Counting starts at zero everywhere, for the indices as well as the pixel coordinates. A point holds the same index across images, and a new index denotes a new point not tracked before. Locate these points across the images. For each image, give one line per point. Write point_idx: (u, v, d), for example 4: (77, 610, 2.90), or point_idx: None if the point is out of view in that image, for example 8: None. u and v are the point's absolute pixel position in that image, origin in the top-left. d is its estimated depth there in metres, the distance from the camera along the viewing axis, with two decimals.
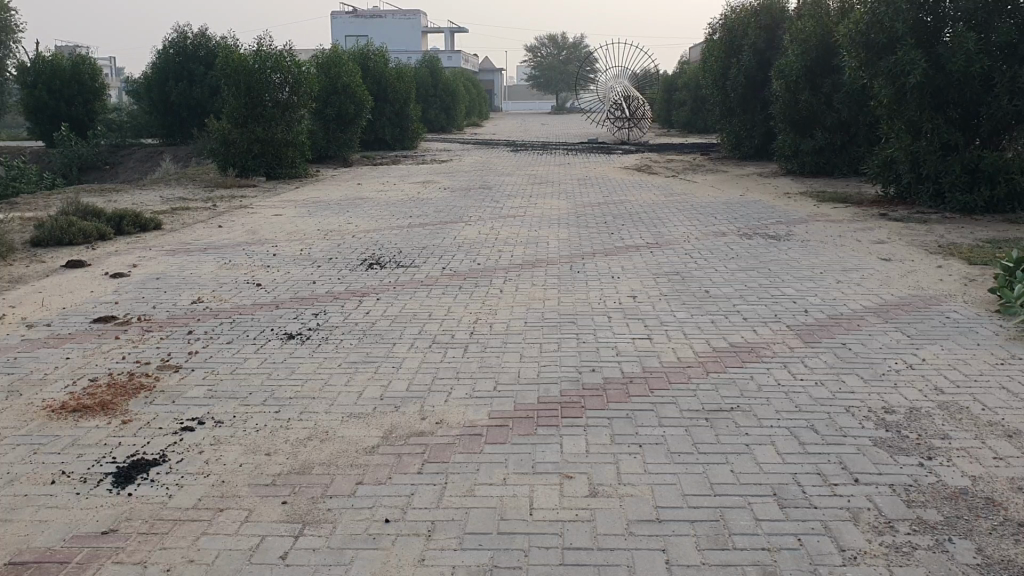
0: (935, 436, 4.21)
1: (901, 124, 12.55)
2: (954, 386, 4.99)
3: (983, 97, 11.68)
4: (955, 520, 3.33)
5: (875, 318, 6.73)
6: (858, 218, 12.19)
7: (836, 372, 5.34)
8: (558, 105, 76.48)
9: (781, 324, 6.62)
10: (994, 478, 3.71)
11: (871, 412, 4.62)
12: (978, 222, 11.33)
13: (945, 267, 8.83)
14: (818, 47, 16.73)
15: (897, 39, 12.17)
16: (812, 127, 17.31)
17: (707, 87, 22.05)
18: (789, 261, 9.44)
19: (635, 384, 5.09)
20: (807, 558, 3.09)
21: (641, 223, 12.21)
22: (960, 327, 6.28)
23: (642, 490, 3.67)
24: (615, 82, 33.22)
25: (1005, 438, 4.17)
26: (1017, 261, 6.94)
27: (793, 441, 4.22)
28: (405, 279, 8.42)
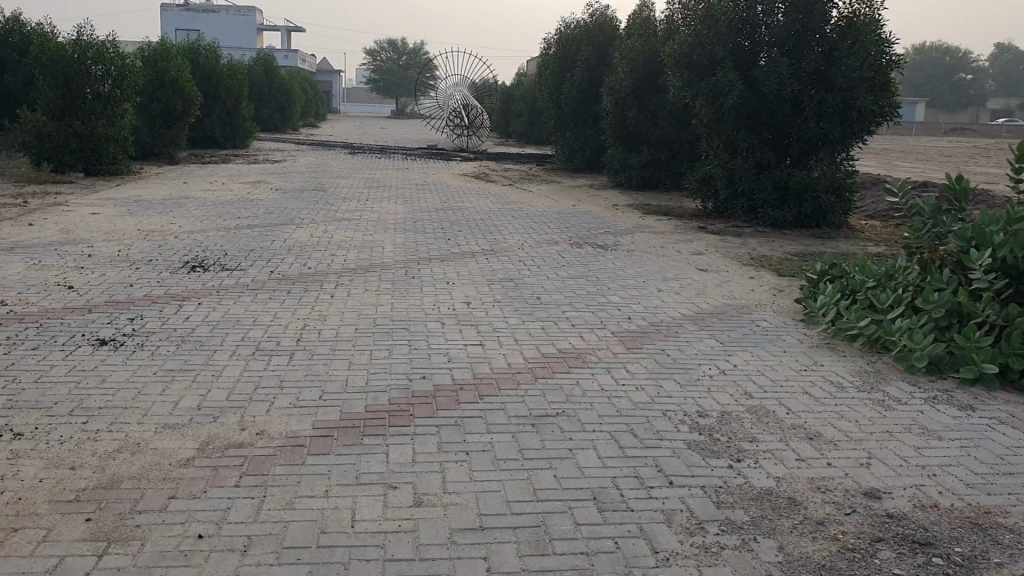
0: (744, 439, 4.44)
1: (719, 142, 13.21)
2: (763, 390, 5.27)
3: (794, 119, 12.43)
4: (760, 519, 3.52)
5: (691, 325, 7.04)
6: (680, 230, 12.75)
7: (655, 378, 5.54)
8: (399, 111, 76.14)
9: (605, 331, 6.82)
10: (796, 478, 3.94)
11: (686, 416, 4.81)
12: (788, 236, 12.07)
13: (757, 277, 9.37)
14: (646, 66, 17.37)
15: (717, 61, 12.78)
16: (639, 141, 17.99)
17: (543, 98, 22.44)
18: (615, 270, 9.75)
19: (465, 391, 5.10)
20: (622, 560, 3.18)
21: (476, 230, 12.32)
22: (768, 335, 6.65)
23: (467, 497, 3.68)
24: (455, 91, 32.93)
25: (807, 440, 4.43)
26: (820, 274, 7.42)
27: (614, 445, 4.35)
28: (230, 283, 8.13)
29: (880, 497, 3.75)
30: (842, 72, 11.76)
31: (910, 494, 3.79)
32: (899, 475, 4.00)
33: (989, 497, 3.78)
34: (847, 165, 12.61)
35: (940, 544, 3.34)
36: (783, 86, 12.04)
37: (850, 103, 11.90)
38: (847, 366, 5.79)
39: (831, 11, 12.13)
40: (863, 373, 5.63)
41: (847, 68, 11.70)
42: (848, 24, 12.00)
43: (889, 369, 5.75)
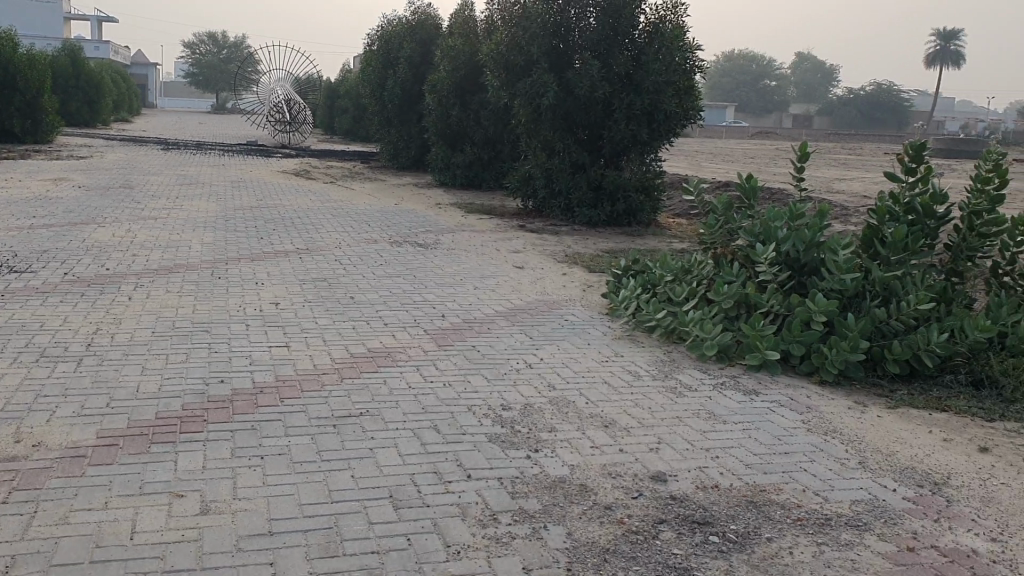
0: (543, 430, 4.53)
1: (536, 141, 13.46)
2: (565, 382, 5.41)
3: (606, 120, 12.83)
4: (552, 507, 3.60)
5: (503, 321, 7.14)
6: (499, 228, 12.91)
7: (462, 373, 5.57)
8: (219, 106, 73.39)
9: (417, 329, 6.80)
10: (589, 466, 4.06)
11: (489, 409, 4.87)
12: (602, 234, 12.46)
13: (569, 274, 9.61)
14: (466, 65, 17.48)
15: (533, 62, 13.00)
16: (461, 141, 18.10)
17: (366, 96, 22.20)
18: (432, 268, 9.75)
19: (265, 394, 4.96)
20: (413, 556, 3.17)
21: (292, 228, 12.04)
22: (576, 329, 6.84)
23: (258, 503, 3.57)
24: (277, 86, 32.01)
25: (603, 428, 4.58)
26: (625, 269, 7.69)
27: (415, 441, 4.34)
28: (17, 286, 7.57)
29: (666, 480, 3.92)
30: (650, 75, 12.24)
31: (694, 476, 3.98)
32: (685, 458, 4.20)
33: (764, 475, 4.02)
34: (655, 166, 13.17)
35: (716, 522, 3.52)
36: (594, 88, 12.40)
37: (657, 105, 12.42)
38: (647, 357, 6.02)
39: (639, 16, 12.61)
40: (659, 363, 5.87)
41: (653, 72, 12.21)
42: (655, 29, 12.53)
43: (684, 358, 6.03)
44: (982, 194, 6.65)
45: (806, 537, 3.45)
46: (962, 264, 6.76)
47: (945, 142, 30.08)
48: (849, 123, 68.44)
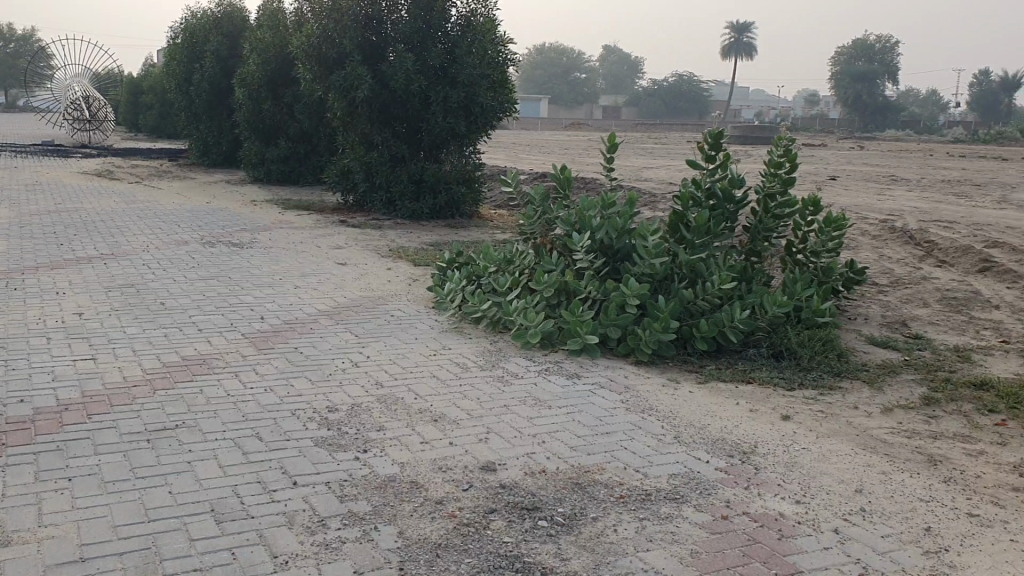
0: (370, 429, 4.48)
1: (354, 135, 13.27)
2: (391, 379, 5.37)
3: (423, 113, 12.79)
4: (382, 507, 3.57)
5: (326, 320, 7.00)
6: (319, 224, 12.65)
7: (285, 377, 5.43)
8: (6, 103, 68.02)
9: (235, 333, 6.57)
10: (419, 462, 4.06)
11: (315, 412, 4.77)
12: (424, 227, 12.46)
13: (393, 269, 9.55)
14: (277, 58, 16.99)
15: (345, 55, 12.79)
16: (276, 136, 17.61)
17: (171, 90, 21.17)
18: (249, 268, 9.44)
19: (72, 411, 4.66)
20: (237, 571, 3.07)
21: (95, 232, 11.35)
22: (401, 323, 6.80)
23: (67, 529, 3.36)
24: (74, 81, 29.93)
25: (431, 423, 4.58)
26: (448, 262, 7.71)
27: (237, 451, 4.19)
28: None
29: (495, 469, 3.97)
30: (464, 68, 12.34)
31: (521, 463, 4.05)
32: (512, 446, 4.27)
33: (589, 456, 4.15)
34: (474, 158, 13.29)
35: (545, 507, 3.61)
36: (409, 80, 12.34)
37: (473, 98, 12.53)
38: (473, 348, 6.07)
39: (451, 9, 12.71)
40: (485, 354, 5.94)
41: (468, 65, 12.32)
42: (466, 23, 12.73)
43: (509, 347, 6.12)
44: (774, 177, 7.11)
45: (630, 513, 3.58)
46: (760, 244, 7.20)
47: (743, 130, 31.88)
48: (656, 113, 71.28)
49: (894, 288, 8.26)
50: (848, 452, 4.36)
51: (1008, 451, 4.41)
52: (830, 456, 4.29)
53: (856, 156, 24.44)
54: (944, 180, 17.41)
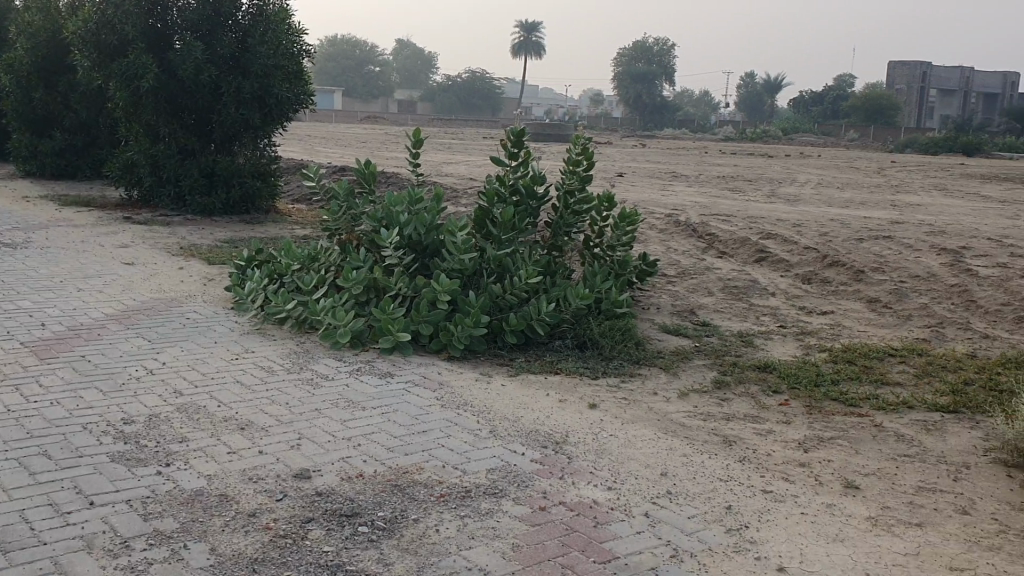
0: (172, 441, 4.23)
1: (138, 127, 12.50)
2: (193, 386, 5.10)
3: (215, 104, 12.22)
4: (191, 523, 3.38)
5: (116, 325, 6.55)
6: (101, 222, 11.83)
7: (73, 389, 5.03)
8: None
9: (11, 342, 6.02)
10: (228, 473, 3.87)
11: (109, 425, 4.44)
12: (217, 223, 11.93)
13: (187, 268, 9.07)
14: (48, 43, 15.73)
15: (127, 42, 12.03)
16: (48, 127, 16.31)
17: None
18: (24, 270, 8.69)
19: None
20: None
21: None
22: (200, 327, 6.47)
23: None
24: None
25: (238, 431, 4.38)
26: (248, 260, 7.41)
27: (23, 472, 3.84)
28: None
29: (309, 477, 3.84)
30: (256, 58, 11.92)
31: (336, 468, 3.94)
32: (326, 451, 4.15)
33: (405, 457, 4.10)
34: (270, 151, 12.86)
35: (364, 512, 3.53)
36: (199, 70, 11.76)
37: (267, 89, 12.12)
38: (278, 351, 5.86)
39: None
40: (291, 355, 5.75)
41: (261, 55, 11.90)
42: (258, 12, 12.31)
43: (317, 347, 5.96)
44: (573, 175, 7.35)
45: (449, 512, 3.56)
46: (561, 239, 7.39)
47: (535, 126, 32.74)
48: (451, 109, 71.80)
49: (682, 278, 8.70)
50: (651, 438, 4.44)
51: (792, 429, 4.67)
52: (636, 442, 4.36)
53: (640, 153, 25.67)
54: (719, 175, 18.60)
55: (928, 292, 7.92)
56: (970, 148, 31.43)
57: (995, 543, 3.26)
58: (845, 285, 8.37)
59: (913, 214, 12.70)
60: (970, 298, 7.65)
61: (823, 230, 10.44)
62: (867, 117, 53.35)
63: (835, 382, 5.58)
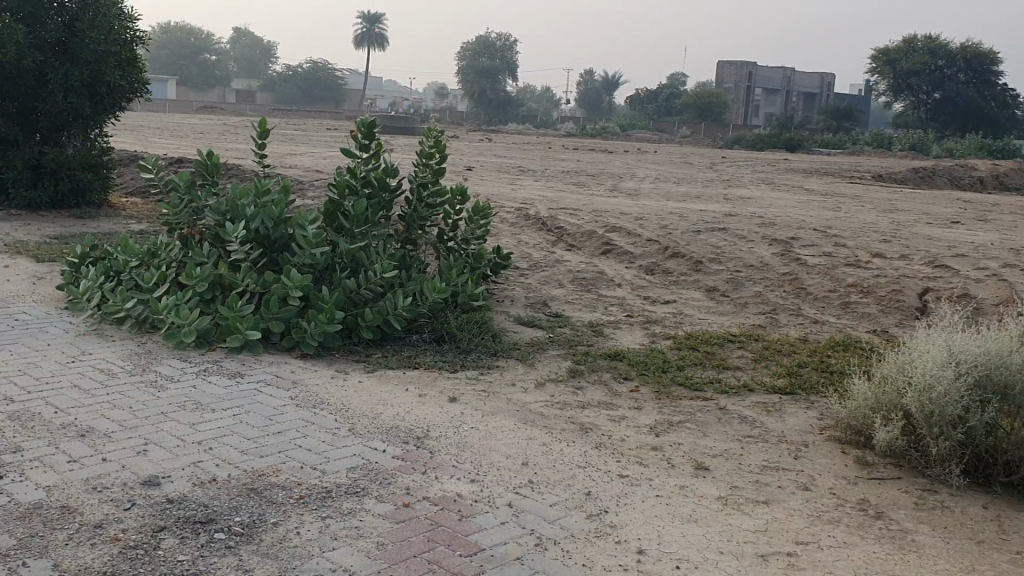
0: (3, 452, 3.94)
1: None
2: (24, 392, 4.77)
3: (39, 92, 11.45)
4: (29, 539, 3.16)
5: None
6: None
7: None
8: None
9: None
10: (68, 483, 3.64)
11: None
12: (44, 219, 11.21)
13: (11, 266, 8.48)
14: None
15: None
16: None
17: None
18: None
19: None
20: None
21: None
22: (30, 328, 6.06)
23: None
24: None
25: (78, 438, 4.13)
26: (80, 257, 6.99)
27: None
28: None
29: (158, 484, 3.67)
30: (86, 44, 11.26)
31: (188, 474, 3.78)
32: (176, 456, 3.97)
33: (261, 459, 3.97)
34: (100, 141, 12.18)
35: (219, 518, 3.40)
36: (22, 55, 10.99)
37: (98, 77, 11.47)
38: (119, 352, 5.56)
39: None
40: (134, 357, 5.47)
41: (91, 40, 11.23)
42: None
43: (160, 348, 5.69)
44: (426, 167, 7.32)
45: (309, 514, 3.48)
46: (414, 232, 7.35)
47: (380, 119, 32.43)
48: (293, 100, 70.11)
49: (533, 271, 8.82)
50: (511, 428, 4.47)
51: (643, 414, 4.80)
52: (496, 433, 4.39)
53: (486, 148, 25.83)
54: (564, 170, 18.95)
55: (762, 281, 8.33)
56: (792, 145, 33.33)
57: (835, 516, 3.46)
58: (687, 275, 8.70)
59: (745, 207, 13.34)
60: (800, 286, 8.11)
61: (664, 223, 10.81)
62: (700, 114, 55.65)
63: (681, 368, 5.79)
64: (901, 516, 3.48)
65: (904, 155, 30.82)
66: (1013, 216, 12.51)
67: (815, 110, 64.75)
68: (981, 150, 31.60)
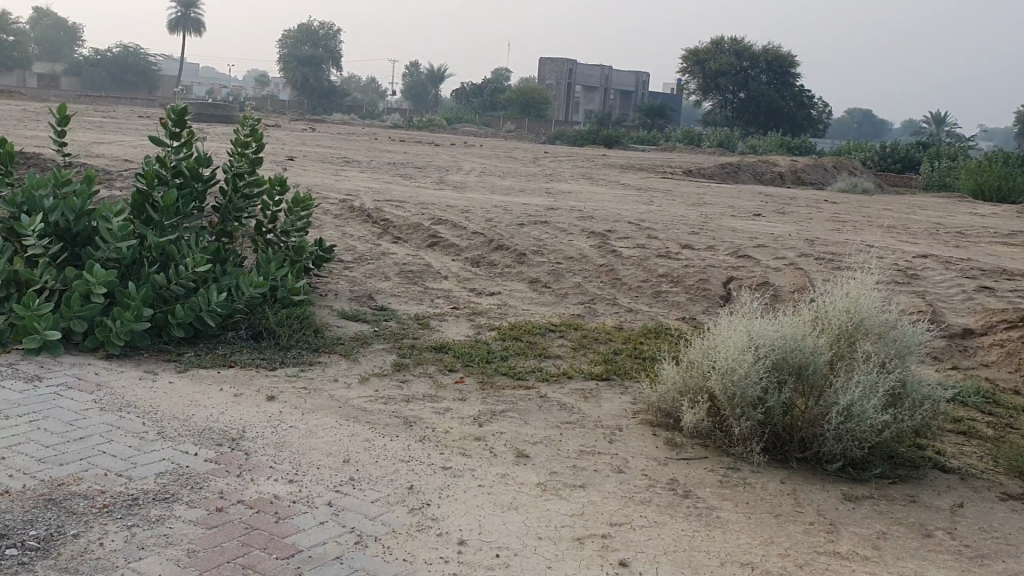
0: None
1: None
2: None
3: None
4: None
5: None
6: None
7: None
8: None
9: None
10: None
11: None
12: None
13: None
14: None
15: None
16: None
17: None
18: None
19: None
20: None
21: None
22: None
23: None
24: None
25: None
26: None
27: None
28: None
29: None
30: None
31: None
32: None
33: (60, 468, 3.71)
34: None
35: (12, 533, 3.15)
36: None
37: None
38: None
39: None
40: None
41: None
42: None
43: None
44: (241, 157, 7.06)
45: (114, 523, 3.28)
46: (230, 225, 7.08)
47: (196, 106, 31.09)
48: (100, 85, 66.12)
49: (357, 262, 8.68)
50: (332, 425, 4.38)
51: (467, 405, 4.82)
52: (317, 431, 4.29)
53: (308, 138, 25.26)
54: (389, 162, 18.80)
55: (581, 272, 8.55)
56: (610, 141, 34.45)
57: (646, 497, 3.59)
58: (510, 267, 8.81)
59: (566, 201, 13.65)
60: (616, 277, 8.38)
61: (488, 216, 10.90)
62: (524, 109, 56.55)
63: (504, 358, 5.85)
64: (707, 494, 3.65)
65: (713, 152, 32.42)
66: (809, 210, 13.39)
67: (631, 107, 67.11)
68: (781, 147, 33.69)
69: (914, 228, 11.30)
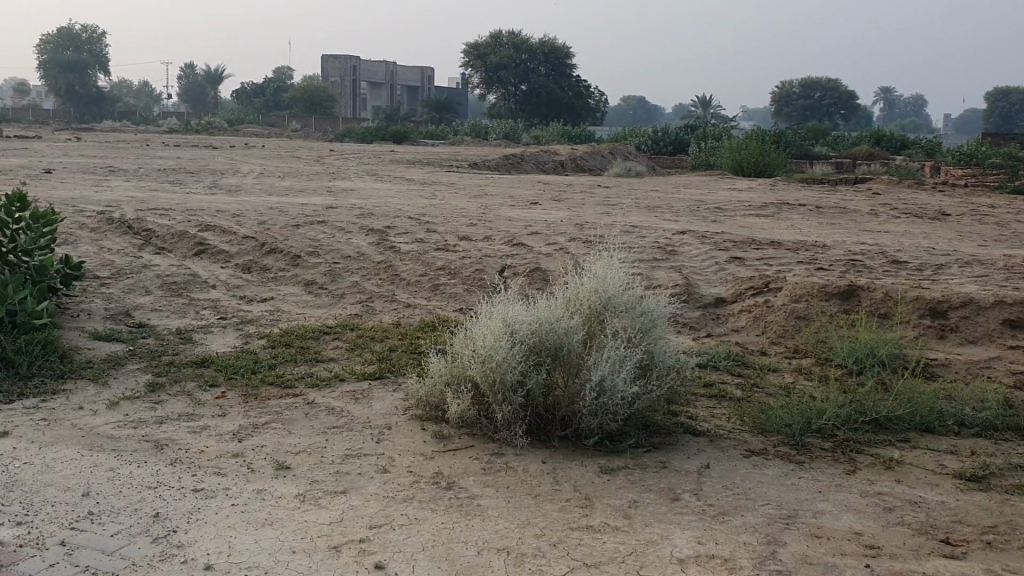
0: None
1: None
2: None
3: None
4: None
5: None
6: None
7: None
8: None
9: None
10: None
11: None
12: None
13: None
14: None
15: None
16: None
17: None
18: None
19: None
20: None
21: None
22: None
23: None
24: None
25: None
26: None
27: None
28: None
29: None
30: None
31: None
32: None
33: None
34: None
35: None
36: None
37: None
38: None
39: None
40: None
41: None
42: None
43: None
44: None
45: None
46: None
47: None
48: None
49: (116, 278, 8.12)
50: (73, 457, 4.05)
51: (227, 421, 4.59)
52: (55, 465, 3.95)
53: (71, 147, 23.54)
54: (160, 168, 17.81)
55: (357, 271, 8.41)
56: (398, 137, 34.30)
57: (409, 495, 3.54)
58: (284, 271, 8.54)
59: (346, 198, 13.40)
60: (393, 273, 8.31)
61: (261, 219, 10.52)
62: (308, 107, 55.29)
63: (271, 367, 5.64)
64: (469, 484, 3.65)
65: (498, 143, 32.96)
66: (583, 195, 13.84)
67: (417, 101, 67.13)
68: (563, 136, 34.70)
69: (678, 206, 11.92)
